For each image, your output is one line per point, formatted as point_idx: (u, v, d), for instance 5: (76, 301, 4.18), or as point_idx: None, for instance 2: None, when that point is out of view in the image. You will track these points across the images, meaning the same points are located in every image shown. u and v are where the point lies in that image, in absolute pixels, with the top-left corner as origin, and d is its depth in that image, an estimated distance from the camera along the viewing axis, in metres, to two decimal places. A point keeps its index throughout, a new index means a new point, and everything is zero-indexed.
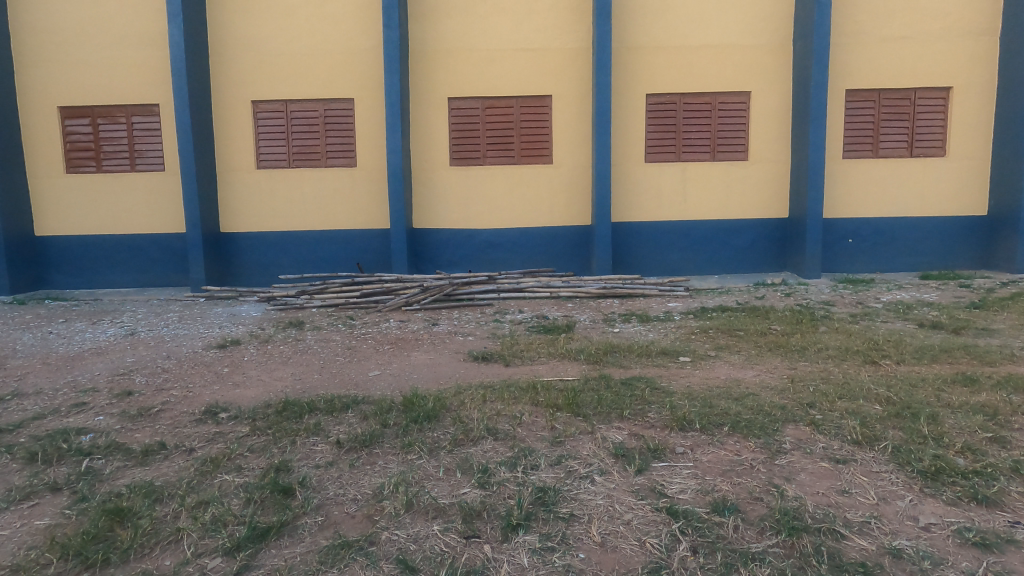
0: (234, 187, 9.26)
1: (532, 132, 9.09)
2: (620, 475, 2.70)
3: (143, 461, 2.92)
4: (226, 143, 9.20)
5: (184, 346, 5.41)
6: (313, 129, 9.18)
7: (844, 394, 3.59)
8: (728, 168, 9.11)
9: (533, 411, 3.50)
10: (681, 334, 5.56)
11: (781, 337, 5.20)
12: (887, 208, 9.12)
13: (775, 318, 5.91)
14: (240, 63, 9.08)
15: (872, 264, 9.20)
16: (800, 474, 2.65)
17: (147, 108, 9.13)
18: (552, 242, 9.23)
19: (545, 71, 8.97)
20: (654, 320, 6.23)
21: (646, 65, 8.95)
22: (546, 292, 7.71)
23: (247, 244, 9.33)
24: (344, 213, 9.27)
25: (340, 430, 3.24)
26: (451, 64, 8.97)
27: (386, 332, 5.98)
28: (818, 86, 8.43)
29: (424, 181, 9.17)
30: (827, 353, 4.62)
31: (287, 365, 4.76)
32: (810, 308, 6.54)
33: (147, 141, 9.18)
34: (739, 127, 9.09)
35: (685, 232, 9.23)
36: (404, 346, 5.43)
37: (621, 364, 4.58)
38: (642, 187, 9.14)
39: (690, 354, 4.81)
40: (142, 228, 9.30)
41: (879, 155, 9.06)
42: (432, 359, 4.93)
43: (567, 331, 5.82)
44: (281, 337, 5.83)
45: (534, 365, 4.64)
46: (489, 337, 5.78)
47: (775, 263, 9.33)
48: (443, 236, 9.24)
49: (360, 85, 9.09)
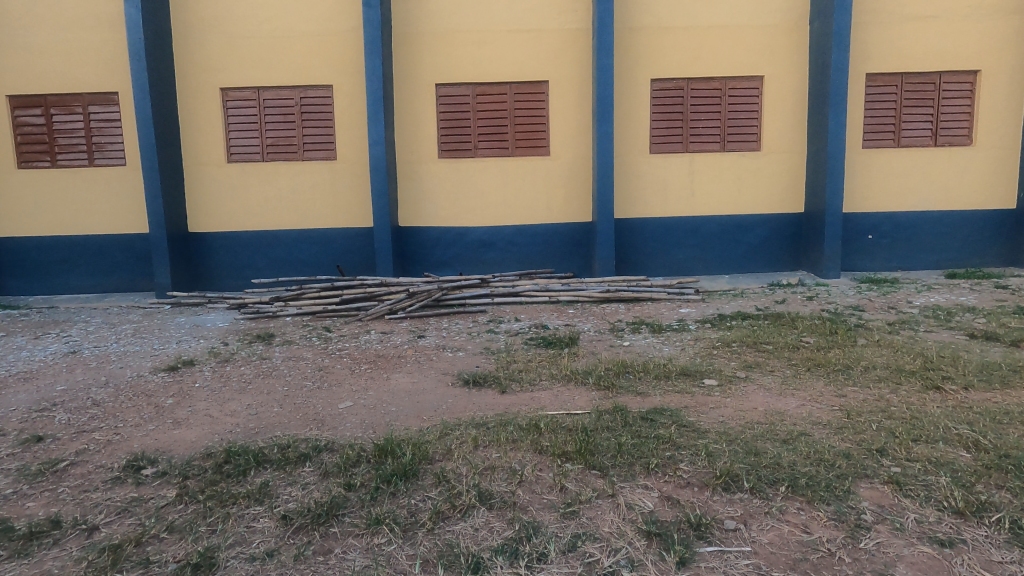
0: (203, 182, 8.48)
1: (528, 122, 8.36)
2: (657, 570, 2.05)
3: (22, 550, 2.22)
4: (193, 135, 8.42)
5: (129, 369, 4.68)
6: (289, 119, 8.41)
7: (917, 434, 2.93)
8: (739, 158, 8.42)
9: (536, 462, 2.83)
10: (701, 349, 4.87)
11: (816, 352, 4.55)
12: (910, 202, 8.49)
13: (804, 328, 5.25)
14: (206, 46, 8.28)
15: (894, 262, 8.55)
16: (898, 566, 2.03)
17: (105, 96, 8.32)
18: (551, 241, 8.52)
19: (541, 54, 8.22)
20: (667, 330, 5.54)
21: (651, 47, 8.22)
22: (545, 296, 7.04)
23: (218, 244, 8.57)
24: (324, 210, 8.52)
25: (290, 496, 2.54)
26: (438, 47, 8.21)
27: (365, 348, 5.27)
28: (838, 69, 7.77)
29: (409, 175, 8.42)
30: (877, 375, 3.97)
31: (245, 395, 4.03)
32: (839, 314, 5.86)
33: (107, 132, 8.39)
34: (751, 114, 8.41)
35: (693, 229, 8.55)
36: (384, 366, 4.71)
37: (637, 390, 3.89)
38: (647, 179, 8.44)
39: (715, 376, 4.14)
40: (104, 229, 8.51)
41: (901, 144, 8.42)
42: (416, 384, 4.23)
43: (570, 345, 5.12)
44: (244, 355, 5.11)
45: (535, 393, 3.93)
46: (482, 353, 5.08)
47: (790, 261, 8.67)
48: (432, 235, 8.51)
49: (340, 70, 8.32)
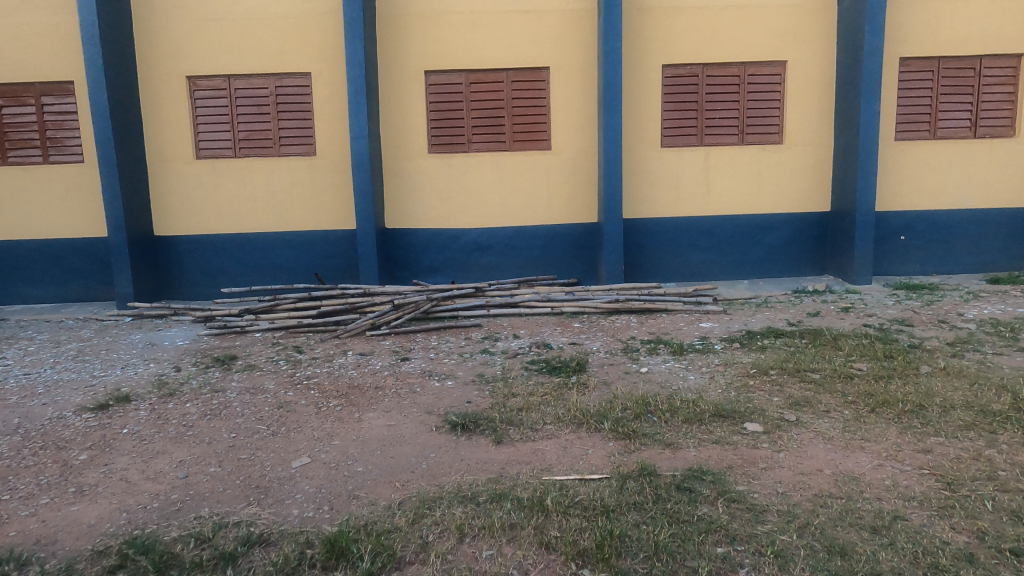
0: (169, 181, 7.70)
1: (527, 112, 7.57)
2: None
3: None
4: (157, 129, 7.62)
5: (51, 407, 3.91)
6: (263, 110, 7.62)
7: None
8: (759, 152, 7.65)
9: (545, 568, 2.12)
10: (735, 379, 4.09)
11: (874, 385, 3.79)
12: (946, 199, 7.73)
13: (851, 351, 4.48)
14: (171, 30, 7.46)
15: (928, 266, 7.79)
16: None
17: (60, 86, 7.50)
18: (552, 244, 7.74)
19: (542, 37, 7.42)
20: (690, 351, 4.78)
21: (663, 30, 7.43)
22: (547, 307, 6.31)
23: (186, 249, 7.79)
24: (304, 211, 7.74)
25: None
26: (427, 30, 7.40)
27: (338, 376, 4.49)
28: (872, 51, 6.98)
29: (397, 172, 7.64)
30: (961, 420, 3.21)
31: (179, 446, 3.26)
32: (887, 331, 5.09)
33: (63, 126, 7.59)
34: (773, 103, 7.63)
35: (709, 230, 7.79)
36: (357, 403, 3.92)
37: (666, 440, 3.13)
38: (658, 176, 7.66)
39: (760, 419, 3.38)
40: (60, 232, 7.70)
41: (938, 136, 7.66)
42: (394, 428, 3.46)
43: (578, 372, 4.36)
44: (194, 386, 4.33)
45: (538, 444, 3.16)
46: (474, 382, 4.31)
47: (814, 265, 7.92)
48: (422, 237, 7.73)
49: (319, 57, 7.52)
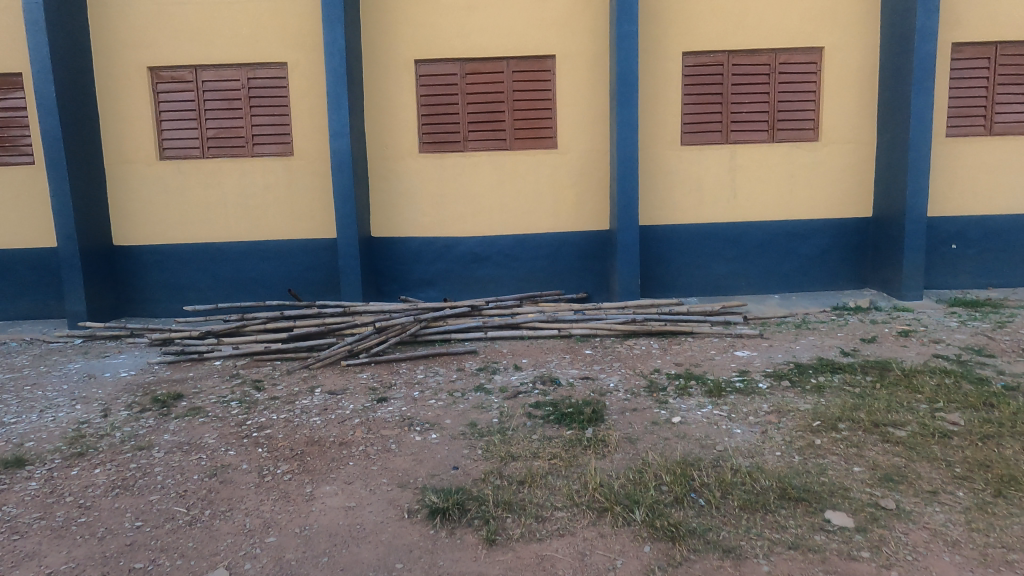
0: (130, 185, 6.87)
1: (530, 106, 6.72)
2: None
3: None
4: (115, 127, 6.80)
5: None
6: (233, 104, 6.78)
7: None
8: (792, 150, 6.78)
9: None
10: (796, 435, 3.19)
11: (983, 449, 2.90)
12: (1003, 204, 6.83)
13: (935, 395, 3.58)
14: (130, 15, 6.64)
15: (983, 278, 6.89)
16: None
17: (7, 79, 6.70)
18: (559, 255, 6.88)
19: (547, 21, 6.57)
20: (732, 392, 3.87)
21: (684, 13, 6.56)
22: (554, 329, 5.44)
23: (150, 260, 6.96)
24: (279, 218, 6.90)
25: None
26: (417, 14, 6.56)
27: (297, 426, 3.63)
28: (925, 35, 6.09)
29: (383, 174, 6.80)
30: None
31: (59, 544, 2.42)
32: (966, 365, 4.19)
33: (11, 124, 6.77)
34: (807, 96, 6.75)
35: (735, 238, 6.90)
36: (314, 469, 3.07)
37: (725, 544, 2.26)
38: (678, 177, 6.78)
39: (847, 504, 2.49)
40: (7, 242, 6.88)
41: (994, 132, 6.76)
42: (354, 513, 2.60)
43: (594, 422, 3.48)
44: (116, 440, 3.48)
45: (547, 548, 2.31)
46: (465, 435, 3.44)
47: (853, 276, 7.03)
48: (412, 247, 6.88)
49: (296, 45, 6.68)
